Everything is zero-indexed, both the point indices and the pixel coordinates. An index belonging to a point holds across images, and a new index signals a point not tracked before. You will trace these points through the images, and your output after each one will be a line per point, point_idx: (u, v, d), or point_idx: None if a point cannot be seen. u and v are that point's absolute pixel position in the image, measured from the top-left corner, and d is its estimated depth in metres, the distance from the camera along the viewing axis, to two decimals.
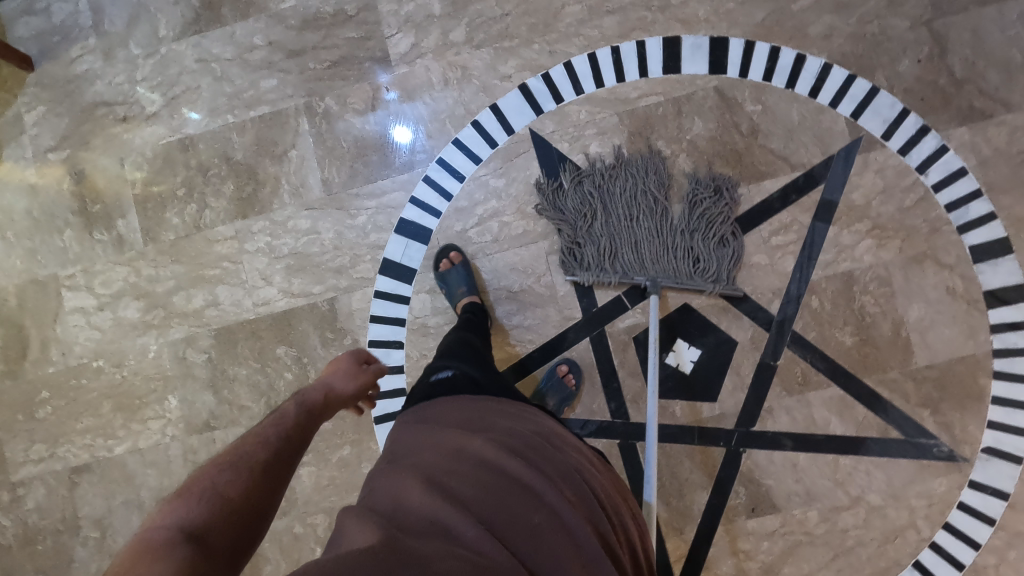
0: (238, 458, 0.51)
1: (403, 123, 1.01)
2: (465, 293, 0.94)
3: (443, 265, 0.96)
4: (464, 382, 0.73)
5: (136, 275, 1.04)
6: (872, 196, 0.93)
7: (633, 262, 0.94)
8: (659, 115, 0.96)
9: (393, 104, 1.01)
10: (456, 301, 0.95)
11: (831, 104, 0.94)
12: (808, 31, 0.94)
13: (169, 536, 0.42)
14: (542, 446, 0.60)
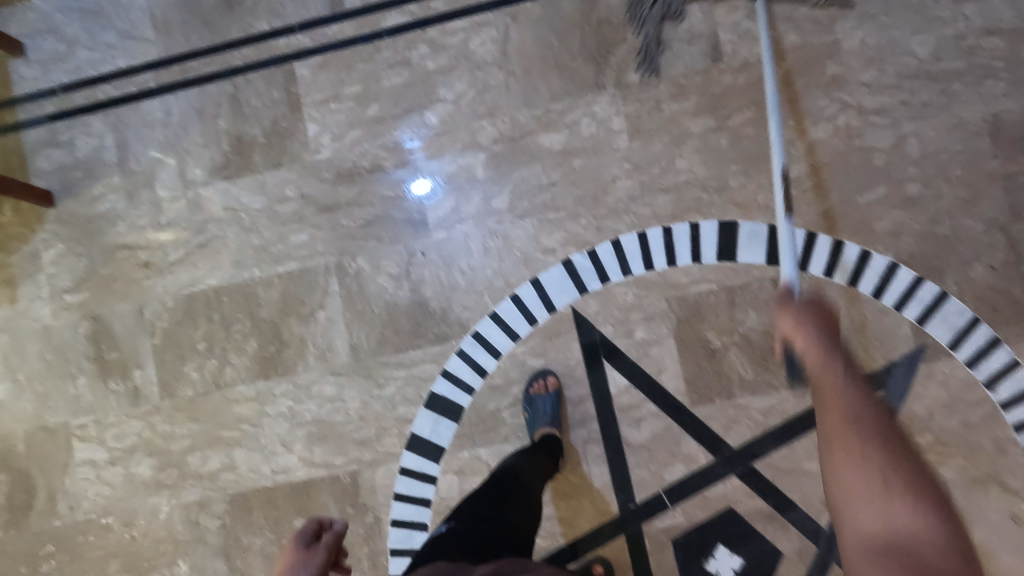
0: None
1: (428, 177, 0.96)
2: (551, 426, 0.89)
3: (535, 387, 0.91)
4: (456, 535, 0.66)
5: (150, 430, 0.99)
6: (935, 408, 0.87)
7: None
8: (710, 303, 0.91)
9: (415, 157, 0.96)
10: (535, 429, 0.89)
11: (896, 306, 0.88)
12: (875, 226, 0.89)
13: None
14: None
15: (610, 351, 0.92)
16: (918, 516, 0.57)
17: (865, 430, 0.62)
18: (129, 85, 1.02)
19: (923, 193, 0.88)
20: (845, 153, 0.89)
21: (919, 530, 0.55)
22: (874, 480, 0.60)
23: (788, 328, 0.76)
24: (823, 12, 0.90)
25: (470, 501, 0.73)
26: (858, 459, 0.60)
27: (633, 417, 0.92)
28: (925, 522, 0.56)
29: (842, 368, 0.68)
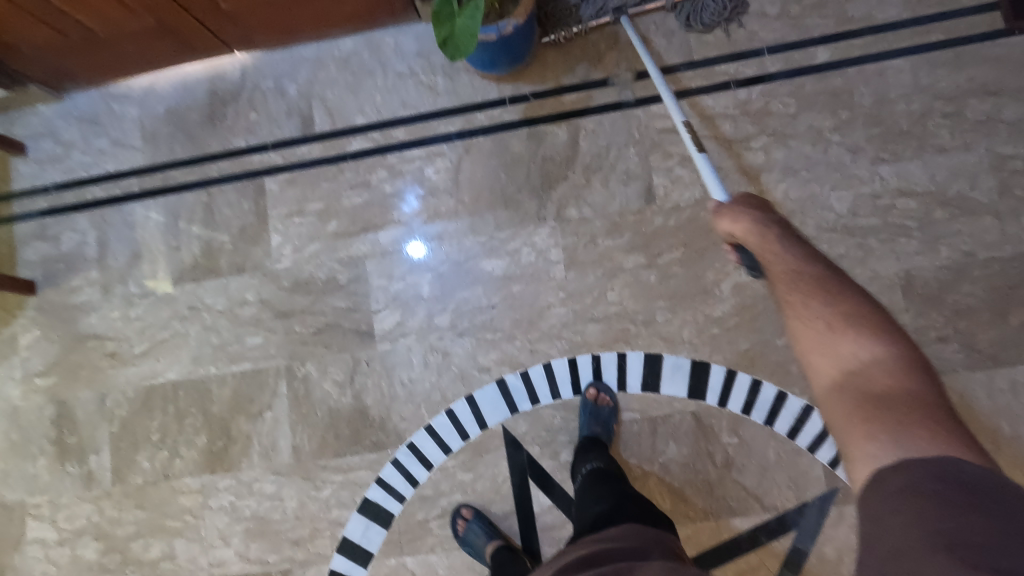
0: None
1: (418, 238, 1.02)
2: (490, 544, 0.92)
3: (460, 526, 0.95)
4: None
5: (99, 514, 1.04)
6: (845, 551, 0.90)
7: None
8: (633, 433, 0.95)
9: (411, 221, 1.03)
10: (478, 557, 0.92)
11: (809, 448, 0.92)
12: (791, 368, 0.93)
13: None
14: None
15: (536, 471, 0.96)
16: (870, 345, 0.56)
17: (810, 279, 0.61)
18: (115, 188, 1.10)
19: None
20: (765, 298, 0.95)
21: (899, 398, 0.53)
22: (841, 333, 0.57)
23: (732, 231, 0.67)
24: (750, 164, 0.97)
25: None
26: (865, 441, 0.52)
27: (554, 536, 0.95)
28: (898, 356, 0.55)
29: (785, 232, 0.65)
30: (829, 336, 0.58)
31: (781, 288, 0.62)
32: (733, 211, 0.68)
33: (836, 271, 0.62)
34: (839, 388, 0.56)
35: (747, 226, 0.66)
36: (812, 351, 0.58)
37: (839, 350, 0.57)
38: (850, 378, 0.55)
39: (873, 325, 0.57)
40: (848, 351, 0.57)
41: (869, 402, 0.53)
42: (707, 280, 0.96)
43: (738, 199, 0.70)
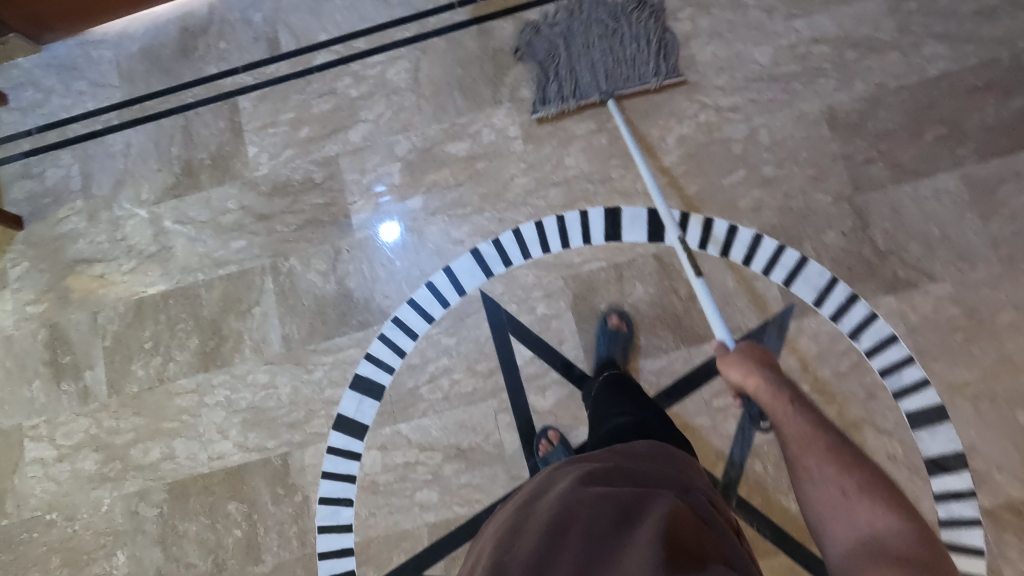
0: None
1: (390, 219, 1.07)
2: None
3: (542, 447, 0.96)
4: None
5: (97, 426, 1.06)
6: (808, 359, 0.96)
7: (614, 62, 1.04)
8: (602, 280, 1.02)
9: (386, 205, 1.08)
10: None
11: (763, 271, 0.99)
12: (738, 203, 1.01)
13: None
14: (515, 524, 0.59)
15: (516, 327, 1.02)
16: (885, 517, 0.49)
17: (822, 446, 0.57)
18: (95, 124, 1.17)
19: (777, 173, 1.01)
20: (707, 145, 1.03)
21: (911, 556, 0.45)
22: (849, 502, 0.52)
23: (737, 376, 0.66)
24: (679, 32, 1.07)
25: None
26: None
27: (538, 385, 1.00)
28: (907, 533, 0.48)
29: (797, 399, 0.62)
30: (840, 505, 0.52)
31: (785, 445, 0.59)
32: (744, 364, 0.66)
33: (860, 449, 0.57)
34: (848, 551, 0.49)
35: (759, 383, 0.64)
36: (812, 476, 0.55)
37: (849, 515, 0.51)
38: (863, 543, 0.48)
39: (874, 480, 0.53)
40: (862, 521, 0.50)
41: (878, 557, 0.46)
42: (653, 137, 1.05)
43: (741, 347, 0.70)
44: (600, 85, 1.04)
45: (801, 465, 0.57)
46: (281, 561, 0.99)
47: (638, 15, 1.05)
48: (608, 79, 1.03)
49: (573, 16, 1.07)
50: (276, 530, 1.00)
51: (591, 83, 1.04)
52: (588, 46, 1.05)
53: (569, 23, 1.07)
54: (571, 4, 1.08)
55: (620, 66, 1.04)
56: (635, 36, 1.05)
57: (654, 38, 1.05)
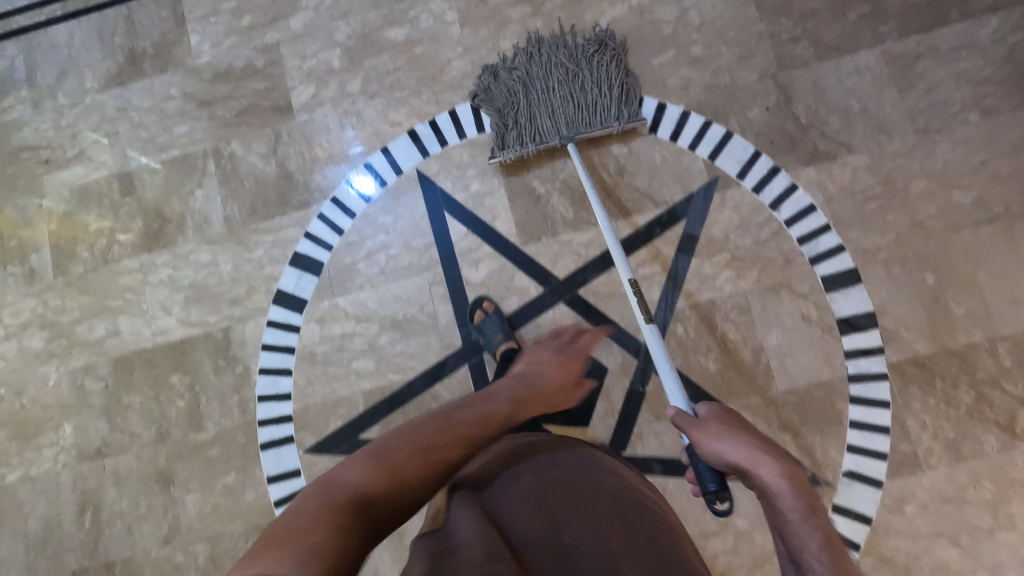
0: (377, 450, 0.61)
1: (362, 169, 1.07)
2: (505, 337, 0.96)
3: (478, 315, 0.99)
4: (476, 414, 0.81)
5: (43, 305, 1.09)
6: (730, 229, 0.99)
7: (571, 105, 1.00)
8: (535, 158, 1.04)
9: (356, 157, 1.08)
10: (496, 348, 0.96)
11: (690, 146, 1.02)
12: (667, 82, 1.04)
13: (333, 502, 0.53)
14: (573, 482, 0.60)
15: (451, 204, 1.05)
16: None
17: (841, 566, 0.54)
18: (39, 15, 1.17)
19: (706, 53, 1.04)
20: (638, 27, 1.05)
21: None
22: None
23: (739, 455, 0.61)
24: None
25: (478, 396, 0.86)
26: None
27: (472, 259, 1.03)
28: None
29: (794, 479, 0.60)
30: None
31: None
32: (740, 441, 0.62)
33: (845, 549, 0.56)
34: None
35: (764, 467, 0.60)
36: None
37: None
38: None
39: None
40: None
41: None
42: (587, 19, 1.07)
43: (713, 418, 0.66)
44: (559, 131, 1.00)
45: None
46: (223, 428, 1.03)
47: (596, 57, 1.02)
48: (569, 125, 1.00)
49: (532, 59, 1.04)
50: (218, 400, 1.03)
51: (550, 127, 1.00)
52: (547, 93, 1.01)
53: (528, 66, 1.03)
54: (530, 47, 1.05)
55: (580, 111, 1.01)
56: (594, 78, 1.01)
57: (612, 80, 1.02)
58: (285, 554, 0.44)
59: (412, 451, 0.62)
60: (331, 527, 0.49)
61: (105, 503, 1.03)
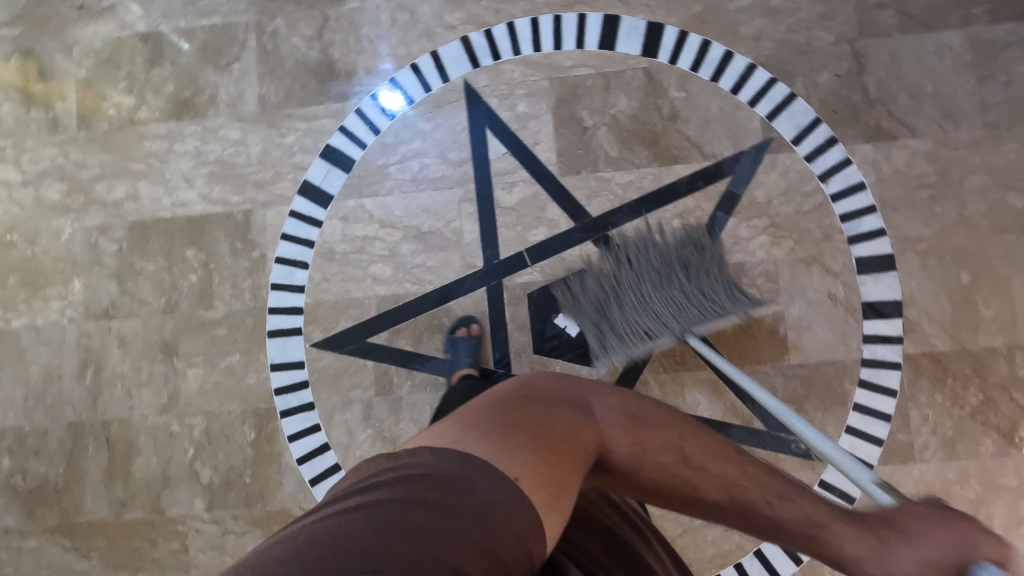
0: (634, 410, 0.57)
1: (392, 86, 1.03)
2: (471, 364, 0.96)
3: (461, 332, 0.98)
4: None
5: (64, 157, 1.06)
6: (773, 194, 0.97)
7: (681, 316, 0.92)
8: (588, 87, 1.00)
9: (386, 73, 1.03)
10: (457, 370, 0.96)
11: (749, 102, 0.98)
12: (739, 30, 0.99)
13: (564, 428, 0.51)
14: None
15: (493, 121, 1.01)
16: None
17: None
18: None
19: (785, 5, 0.98)
20: None
21: None
22: None
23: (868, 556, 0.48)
24: None
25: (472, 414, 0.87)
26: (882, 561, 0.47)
27: (506, 182, 1.00)
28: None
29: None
30: None
31: None
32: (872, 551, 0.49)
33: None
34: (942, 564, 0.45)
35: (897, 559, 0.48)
36: None
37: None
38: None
39: None
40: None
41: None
42: None
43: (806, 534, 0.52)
44: (667, 332, 0.92)
45: None
46: (232, 310, 1.02)
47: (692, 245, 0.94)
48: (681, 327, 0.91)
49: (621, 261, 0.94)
50: (230, 281, 1.03)
51: (659, 333, 0.92)
52: (646, 303, 0.92)
53: (618, 278, 0.94)
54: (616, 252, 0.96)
55: (690, 313, 0.92)
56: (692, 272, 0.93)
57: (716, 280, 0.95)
58: (512, 459, 0.46)
59: (671, 450, 0.55)
60: (565, 470, 0.48)
61: (107, 364, 1.03)
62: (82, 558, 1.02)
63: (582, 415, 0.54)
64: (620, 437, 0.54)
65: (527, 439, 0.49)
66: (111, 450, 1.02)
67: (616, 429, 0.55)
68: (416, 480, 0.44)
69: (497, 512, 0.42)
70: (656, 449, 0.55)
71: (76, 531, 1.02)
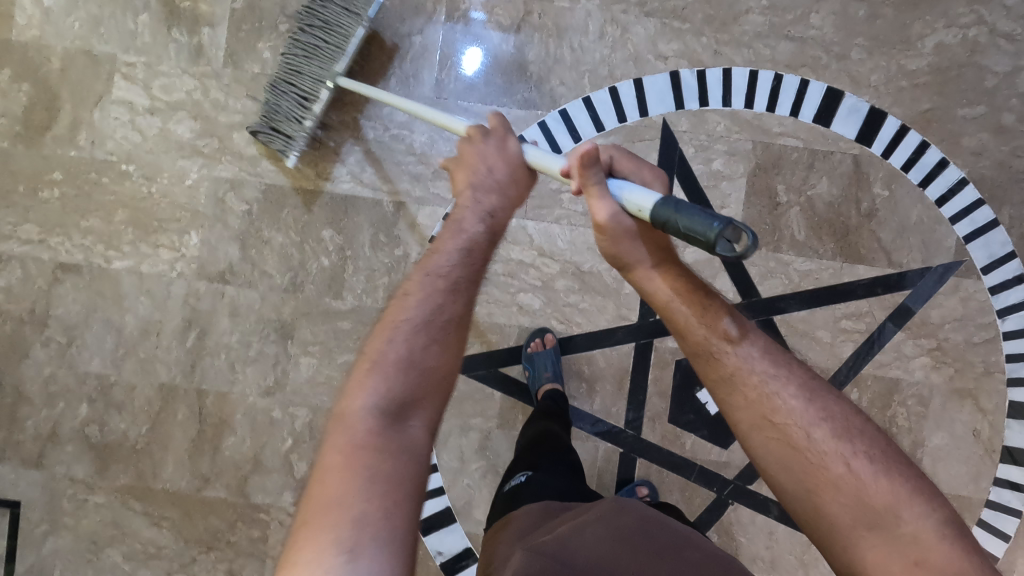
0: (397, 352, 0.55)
1: (477, 43, 0.94)
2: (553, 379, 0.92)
3: (534, 345, 0.93)
4: (537, 486, 0.74)
5: (202, 93, 0.94)
6: (948, 318, 0.94)
7: None
8: (792, 160, 0.94)
9: (476, 24, 0.93)
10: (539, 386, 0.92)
11: (951, 218, 0.94)
12: (962, 140, 0.93)
13: (372, 430, 0.50)
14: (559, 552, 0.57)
15: (684, 172, 0.94)
16: (830, 438, 0.52)
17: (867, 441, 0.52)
18: None
19: (1016, 125, 0.93)
20: (962, 65, 0.92)
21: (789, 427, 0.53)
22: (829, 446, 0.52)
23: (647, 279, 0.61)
24: None
25: (533, 456, 0.81)
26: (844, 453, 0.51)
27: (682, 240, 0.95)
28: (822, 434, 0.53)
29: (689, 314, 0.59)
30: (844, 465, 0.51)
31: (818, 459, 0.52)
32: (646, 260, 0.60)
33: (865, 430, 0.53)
34: (809, 455, 0.52)
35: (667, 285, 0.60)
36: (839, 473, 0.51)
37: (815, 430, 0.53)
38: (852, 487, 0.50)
39: (860, 443, 0.52)
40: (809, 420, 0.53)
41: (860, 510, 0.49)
42: (912, 31, 0.92)
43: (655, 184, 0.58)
44: None
45: (871, 474, 0.50)
46: (360, 306, 0.95)
47: None
48: None
49: None
50: (365, 275, 0.95)
51: None
52: None
53: None
54: None
55: None
56: None
57: None
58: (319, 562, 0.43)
59: (408, 358, 0.54)
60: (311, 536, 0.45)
61: (213, 331, 0.95)
62: (151, 526, 0.96)
63: (367, 436, 0.50)
64: (381, 391, 0.53)
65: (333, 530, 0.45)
66: (201, 422, 0.95)
67: (360, 393, 0.53)
68: None
69: None
70: (406, 362, 0.54)
71: (148, 497, 0.96)
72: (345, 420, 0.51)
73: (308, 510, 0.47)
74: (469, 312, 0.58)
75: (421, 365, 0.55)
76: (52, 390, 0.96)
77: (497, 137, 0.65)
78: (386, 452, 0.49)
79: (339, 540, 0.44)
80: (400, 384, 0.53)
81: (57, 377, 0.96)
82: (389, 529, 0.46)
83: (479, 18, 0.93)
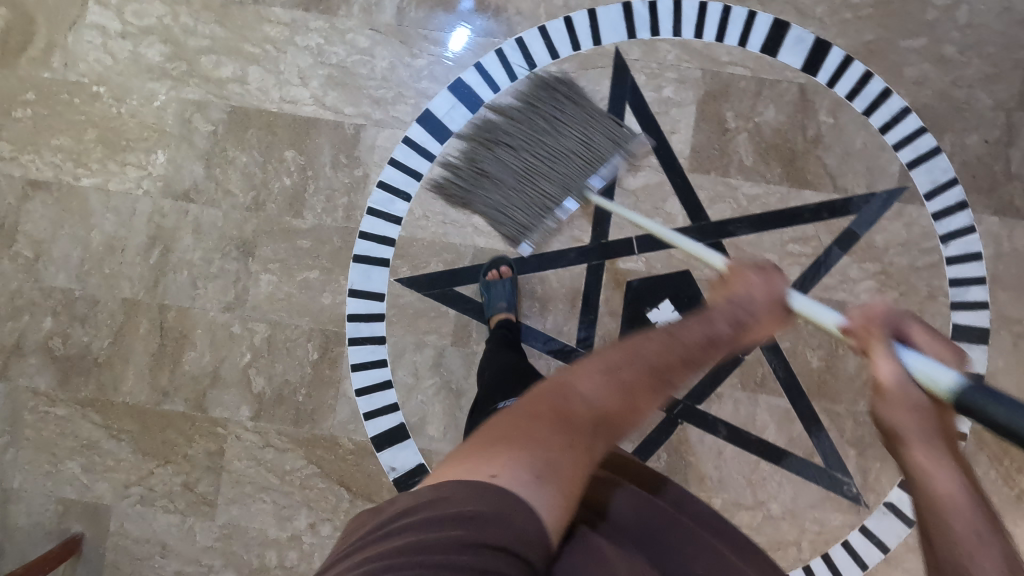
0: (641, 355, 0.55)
1: (464, 26, 0.97)
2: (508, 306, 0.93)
3: (491, 275, 0.95)
4: None
5: (172, 19, 0.98)
6: (892, 243, 0.96)
7: None
8: (740, 89, 0.97)
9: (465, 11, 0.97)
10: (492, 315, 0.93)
11: (894, 146, 0.96)
12: (904, 70, 0.96)
13: (581, 409, 0.49)
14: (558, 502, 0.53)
15: (635, 98, 0.97)
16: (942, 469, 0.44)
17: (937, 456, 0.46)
18: None
19: (957, 56, 0.96)
20: None
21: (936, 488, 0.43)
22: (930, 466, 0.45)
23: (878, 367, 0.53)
24: None
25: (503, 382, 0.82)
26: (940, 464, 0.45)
27: (634, 164, 0.97)
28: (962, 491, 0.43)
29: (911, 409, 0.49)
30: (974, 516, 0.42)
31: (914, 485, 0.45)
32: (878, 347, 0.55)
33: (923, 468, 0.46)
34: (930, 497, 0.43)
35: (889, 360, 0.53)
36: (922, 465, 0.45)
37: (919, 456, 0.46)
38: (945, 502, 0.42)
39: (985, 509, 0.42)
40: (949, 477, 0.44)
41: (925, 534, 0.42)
42: None
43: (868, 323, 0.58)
44: None
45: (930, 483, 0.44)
46: (320, 225, 0.97)
47: None
48: None
49: None
50: (325, 194, 0.98)
51: None
52: None
53: None
54: None
55: None
56: None
57: None
58: (504, 478, 0.42)
59: (637, 368, 0.53)
60: (476, 459, 0.45)
61: (177, 248, 0.98)
62: (111, 438, 0.98)
63: (572, 404, 0.50)
64: (604, 394, 0.50)
65: (518, 455, 0.45)
66: (163, 337, 0.98)
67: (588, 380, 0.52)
68: (413, 514, 0.41)
69: (484, 523, 0.39)
70: (621, 367, 0.53)
71: (109, 410, 0.98)
72: (561, 394, 0.51)
73: (473, 443, 0.48)
74: (707, 346, 0.59)
75: (626, 376, 0.52)
76: (18, 303, 0.98)
77: (765, 274, 0.66)
78: (579, 420, 0.49)
79: (526, 463, 0.44)
80: (597, 382, 0.52)
81: (24, 290, 0.98)
82: (555, 499, 0.43)
83: (467, 6, 0.97)
